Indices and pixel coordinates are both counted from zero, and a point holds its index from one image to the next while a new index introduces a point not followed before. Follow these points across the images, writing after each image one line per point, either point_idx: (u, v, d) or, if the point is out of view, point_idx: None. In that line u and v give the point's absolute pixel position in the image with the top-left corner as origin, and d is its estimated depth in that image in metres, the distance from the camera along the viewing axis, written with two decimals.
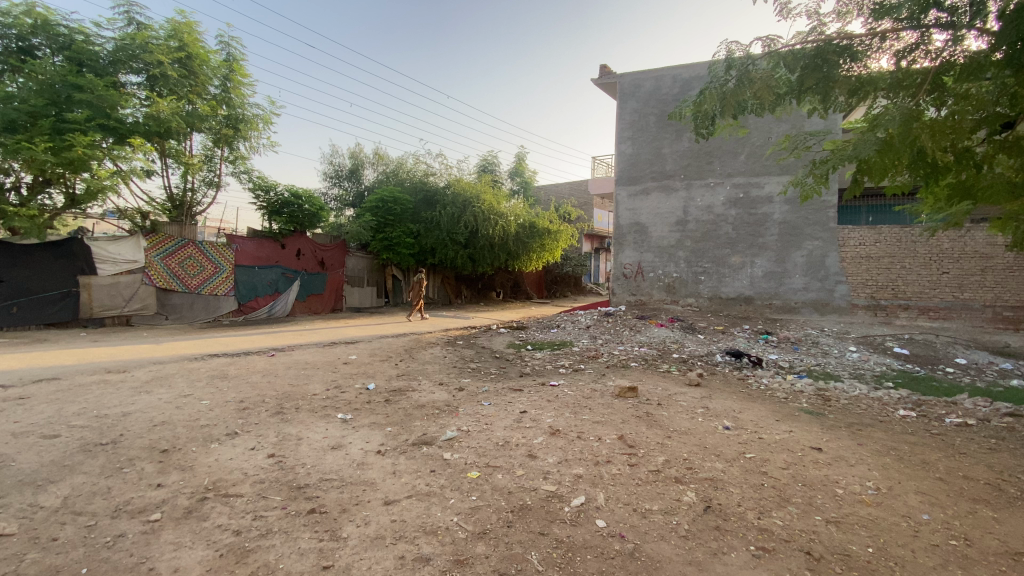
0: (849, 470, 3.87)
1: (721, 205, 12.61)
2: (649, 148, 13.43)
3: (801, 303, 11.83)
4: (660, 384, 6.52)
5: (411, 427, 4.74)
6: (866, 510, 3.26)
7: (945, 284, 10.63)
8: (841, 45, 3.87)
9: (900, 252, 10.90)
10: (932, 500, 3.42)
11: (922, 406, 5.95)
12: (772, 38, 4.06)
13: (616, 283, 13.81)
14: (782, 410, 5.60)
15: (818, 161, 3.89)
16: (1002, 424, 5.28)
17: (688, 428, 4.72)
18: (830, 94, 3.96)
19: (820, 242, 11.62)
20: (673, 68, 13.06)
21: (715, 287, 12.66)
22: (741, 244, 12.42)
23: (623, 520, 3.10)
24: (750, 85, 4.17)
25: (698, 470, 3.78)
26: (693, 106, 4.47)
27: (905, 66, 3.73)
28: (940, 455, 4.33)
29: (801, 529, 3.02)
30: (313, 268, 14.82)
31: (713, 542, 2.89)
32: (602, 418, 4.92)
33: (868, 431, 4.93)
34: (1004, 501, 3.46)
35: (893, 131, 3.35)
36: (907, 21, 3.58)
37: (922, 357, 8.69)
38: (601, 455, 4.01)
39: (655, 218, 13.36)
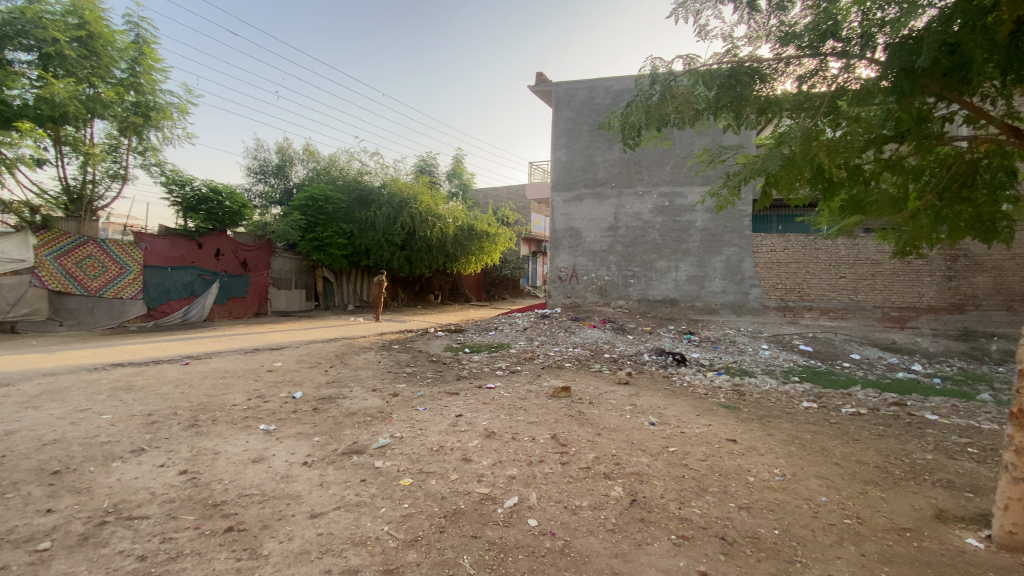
0: (760, 458, 4.20)
1: (648, 212, 13.24)
2: (583, 156, 13.84)
3: (720, 304, 12.65)
4: (592, 383, 6.73)
5: (341, 436, 4.57)
6: (773, 495, 3.55)
7: (843, 287, 11.78)
8: (751, 67, 4.18)
9: (805, 258, 11.99)
10: (830, 483, 3.78)
11: (822, 398, 6.58)
12: (691, 57, 4.34)
13: (552, 286, 14.08)
14: (704, 405, 5.96)
15: (733, 172, 4.19)
16: (889, 412, 5.95)
17: (617, 425, 4.90)
18: (742, 111, 4.24)
19: (736, 248, 12.51)
20: (605, 80, 13.55)
21: (644, 290, 13.26)
22: (667, 250, 13.10)
23: (554, 518, 3.17)
24: (672, 100, 4.45)
25: (625, 465, 3.94)
26: (621, 117, 4.67)
27: (807, 89, 4.07)
28: (837, 442, 4.80)
29: (717, 516, 3.23)
30: (235, 269, 13.87)
31: (638, 533, 3.02)
32: (536, 419, 5.01)
33: (776, 423, 5.37)
34: (889, 481, 3.90)
35: (795, 148, 3.67)
36: (808, 49, 3.92)
37: (823, 353, 9.59)
38: (534, 455, 4.07)
39: (589, 224, 13.78)
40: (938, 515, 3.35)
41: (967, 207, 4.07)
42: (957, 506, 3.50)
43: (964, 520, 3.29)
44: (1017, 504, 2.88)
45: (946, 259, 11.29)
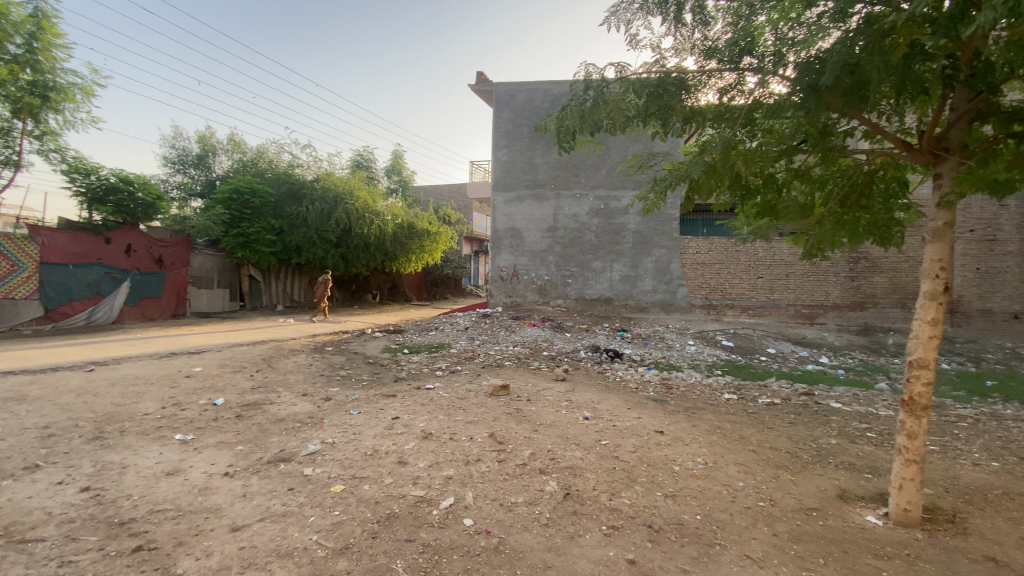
0: (685, 448, 4.44)
1: (585, 214, 13.61)
2: (523, 157, 13.98)
3: (651, 303, 13.23)
4: (530, 381, 6.82)
5: (268, 444, 4.34)
6: (695, 482, 3.77)
7: (761, 287, 12.69)
8: (677, 78, 4.41)
9: (727, 259, 12.84)
10: (746, 469, 4.07)
11: (741, 390, 7.07)
12: (623, 65, 4.51)
13: (492, 285, 14.12)
14: (635, 399, 6.21)
15: (660, 177, 4.38)
16: (798, 401, 6.49)
17: (553, 421, 5.00)
18: (669, 120, 4.49)
19: (666, 250, 13.13)
20: (544, 83, 13.76)
21: (581, 289, 13.62)
22: (602, 250, 13.53)
23: (489, 516, 3.19)
24: (604, 105, 4.60)
25: (560, 460, 4.03)
26: (556, 120, 4.79)
27: (727, 101, 4.33)
28: (753, 430, 5.17)
29: (644, 505, 3.38)
30: (148, 267, 12.76)
31: (571, 526, 3.11)
32: (474, 418, 5.01)
33: (700, 414, 5.71)
34: (798, 465, 4.25)
35: (716, 156, 3.91)
36: (728, 63, 4.17)
37: (743, 348, 10.30)
38: (471, 454, 4.07)
39: (528, 224, 13.95)
40: (840, 495, 3.69)
41: (866, 214, 4.45)
42: (856, 485, 3.87)
43: (862, 499, 3.64)
44: (909, 484, 3.21)
45: (849, 261, 12.44)
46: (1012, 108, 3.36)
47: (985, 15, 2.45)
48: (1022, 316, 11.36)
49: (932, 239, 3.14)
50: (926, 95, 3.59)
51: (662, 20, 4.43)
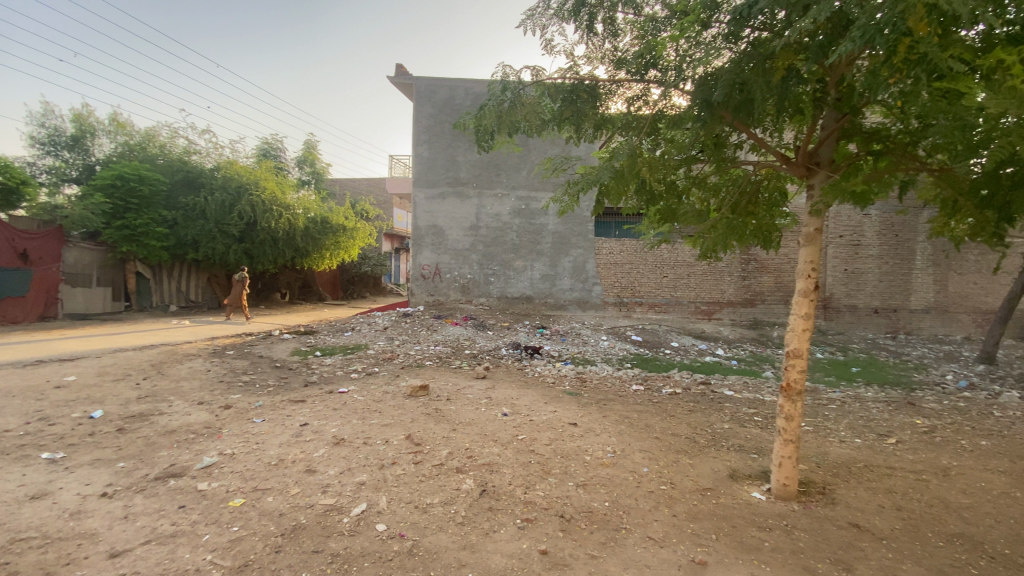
0: (596, 439, 4.65)
1: (506, 214, 13.76)
2: (444, 154, 13.81)
3: (568, 301, 13.70)
4: (449, 380, 6.76)
5: (155, 459, 3.94)
6: (605, 470, 3.97)
7: (667, 285, 13.61)
8: (590, 86, 4.62)
9: (637, 260, 13.62)
10: (650, 456, 4.35)
11: (648, 381, 7.56)
12: (538, 69, 4.62)
13: (414, 284, 13.87)
14: (552, 394, 6.39)
15: (572, 181, 4.55)
16: (697, 390, 7.05)
17: (472, 419, 5.00)
18: (581, 126, 4.68)
19: (582, 250, 13.67)
20: (466, 81, 13.70)
21: (502, 288, 13.78)
22: (523, 250, 13.76)
23: (403, 519, 3.14)
24: (521, 108, 4.72)
25: (477, 457, 4.05)
26: (475, 120, 4.86)
27: (634, 110, 4.56)
28: (658, 419, 5.54)
29: (557, 496, 3.50)
30: (10, 261, 11.08)
31: (485, 522, 3.14)
32: (391, 420, 4.89)
33: (610, 405, 6.03)
34: (696, 449, 4.62)
35: (623, 163, 4.12)
36: (635, 74, 4.41)
37: (650, 342, 11.01)
38: (386, 457, 3.97)
39: (450, 222, 13.84)
40: (731, 474, 4.06)
41: (752, 220, 4.90)
42: (744, 465, 4.28)
43: (750, 477, 4.03)
44: (788, 462, 3.60)
45: (742, 262, 13.64)
46: (871, 129, 3.80)
47: (846, 45, 2.75)
48: (880, 310, 13.11)
49: (806, 244, 3.53)
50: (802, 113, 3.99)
51: (575, 28, 4.59)
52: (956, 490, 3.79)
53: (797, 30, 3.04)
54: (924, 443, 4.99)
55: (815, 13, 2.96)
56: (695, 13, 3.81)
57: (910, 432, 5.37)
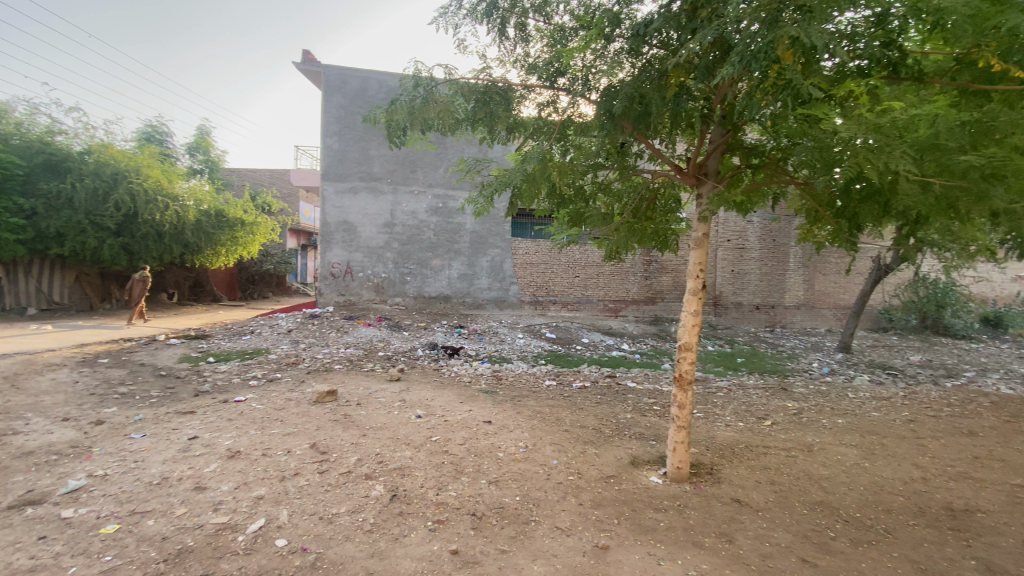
0: (509, 435, 4.74)
1: (423, 212, 13.54)
2: (356, 147, 13.25)
3: (485, 300, 13.81)
4: (360, 384, 6.53)
5: (7, 486, 3.40)
6: (517, 465, 4.07)
7: (579, 284, 14.19)
8: (502, 88, 4.69)
9: (551, 260, 14.07)
10: (560, 448, 4.52)
11: (560, 376, 7.85)
12: (451, 67, 4.62)
13: (323, 283, 13.21)
14: (466, 393, 6.40)
15: (486, 182, 4.61)
16: (604, 383, 7.45)
17: (383, 423, 4.87)
18: (494, 127, 4.74)
19: (499, 250, 13.83)
20: (379, 73, 13.23)
21: (419, 287, 13.55)
22: (440, 249, 13.64)
23: (306, 532, 2.99)
24: (434, 105, 4.68)
25: (389, 462, 3.96)
26: (386, 114, 4.76)
27: (545, 115, 4.69)
28: (568, 412, 5.78)
29: (470, 495, 3.53)
30: None
31: (395, 528, 3.09)
32: (294, 429, 4.62)
33: (524, 401, 6.18)
34: (601, 439, 4.87)
35: (535, 166, 4.23)
36: (546, 80, 4.54)
37: (563, 339, 11.43)
38: (288, 468, 3.75)
39: (363, 218, 13.34)
40: (632, 461, 4.34)
41: (651, 224, 5.27)
42: (644, 452, 4.59)
43: (648, 463, 4.34)
44: (681, 446, 3.92)
45: (645, 263, 14.55)
46: (750, 145, 4.21)
47: (728, 67, 3.05)
48: (761, 307, 14.68)
49: (696, 247, 3.86)
50: (693, 127, 4.34)
51: (488, 30, 4.64)
52: (818, 463, 4.36)
53: (686, 50, 3.32)
54: (793, 423, 5.67)
55: (701, 36, 3.25)
56: (599, 27, 4.01)
57: (783, 414, 6.08)
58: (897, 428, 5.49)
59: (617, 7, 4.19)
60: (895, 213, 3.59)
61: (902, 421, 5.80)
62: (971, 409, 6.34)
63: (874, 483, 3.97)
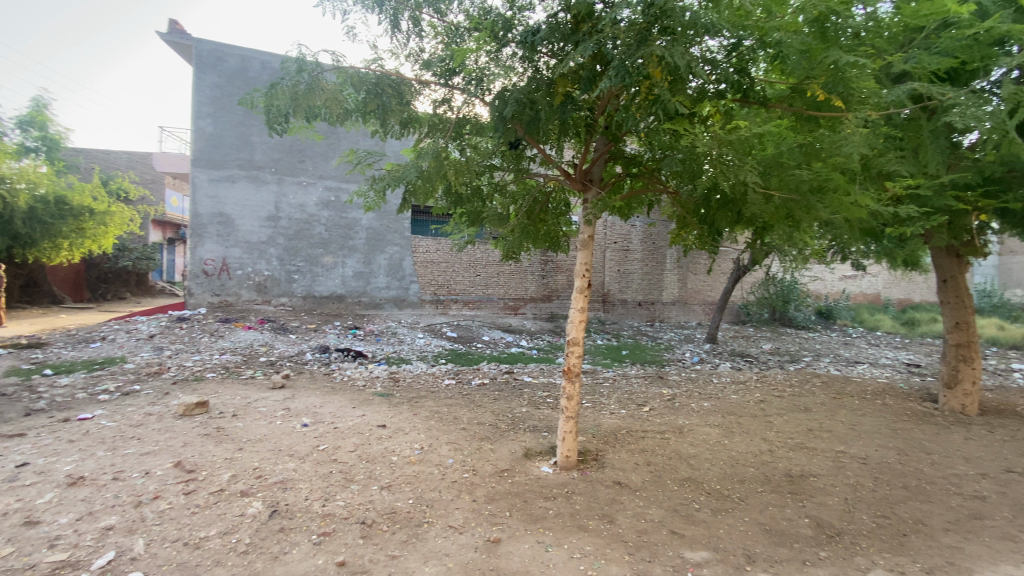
0: (404, 438, 4.64)
1: (313, 205, 12.73)
2: (234, 133, 12.05)
3: (383, 300, 13.39)
4: (237, 393, 5.97)
5: None
6: (411, 468, 3.99)
7: (479, 283, 14.31)
8: (395, 81, 4.54)
9: (451, 259, 14.02)
10: (456, 447, 4.52)
11: (459, 374, 7.88)
12: (339, 55, 4.41)
13: (193, 282, 11.87)
14: (360, 397, 6.13)
15: (377, 177, 4.45)
16: (502, 379, 7.62)
17: (264, 435, 4.50)
18: (386, 120, 4.57)
19: (398, 247, 13.47)
20: (262, 53, 12.16)
21: (309, 286, 12.73)
22: (333, 245, 12.93)
23: (168, 561, 2.70)
24: (320, 93, 4.42)
25: (268, 476, 3.67)
26: (265, 98, 4.42)
27: (439, 113, 4.60)
28: (465, 410, 5.81)
29: (359, 503, 3.39)
30: None
31: (274, 546, 2.88)
32: (156, 446, 4.10)
33: (421, 402, 6.09)
34: (497, 434, 4.96)
35: (428, 163, 4.17)
36: (440, 77, 4.46)
37: (464, 337, 11.46)
38: (147, 492, 3.33)
39: (242, 210, 12.19)
40: (525, 454, 4.48)
41: (545, 226, 5.42)
42: (536, 443, 4.75)
43: (540, 454, 4.51)
44: (570, 436, 4.12)
45: (542, 262, 15.02)
46: (630, 154, 4.51)
47: (606, 79, 3.28)
48: (643, 303, 15.97)
49: (581, 248, 4.08)
50: (579, 135, 4.56)
51: (379, 20, 4.49)
52: (687, 444, 4.84)
53: (570, 61, 3.48)
54: (669, 408, 6.24)
55: (582, 49, 3.44)
56: (491, 29, 4.06)
57: (660, 400, 6.66)
58: (751, 408, 6.29)
59: (509, 12, 4.27)
60: (746, 220, 4.08)
61: (755, 401, 6.66)
62: (807, 388, 7.48)
63: (732, 458, 4.51)
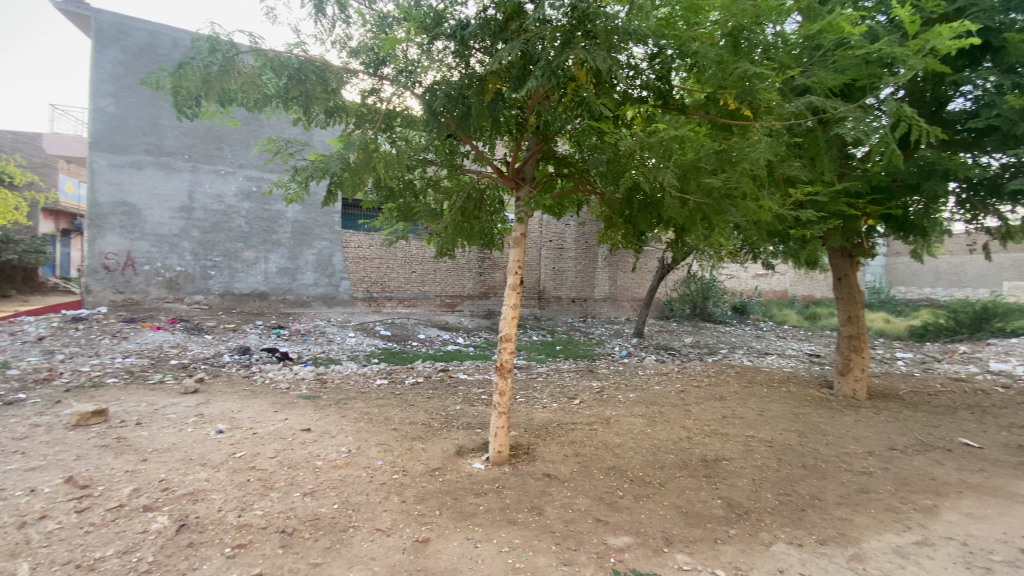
0: (330, 441, 4.47)
1: (232, 196, 11.92)
2: (142, 115, 11.02)
3: (311, 297, 12.82)
4: (142, 400, 5.47)
5: None
6: (336, 472, 3.85)
7: (414, 280, 14.07)
8: (320, 68, 4.31)
9: (385, 255, 13.68)
10: (386, 448, 4.41)
11: (392, 373, 7.71)
12: (257, 37, 4.16)
13: (92, 278, 10.73)
14: (284, 400, 5.84)
15: (299, 167, 4.23)
16: (437, 378, 7.54)
17: (172, 444, 4.16)
18: (310, 108, 4.36)
19: (327, 242, 12.94)
20: (173, 30, 11.21)
21: (227, 283, 11.92)
22: (255, 239, 12.19)
23: None
24: (236, 76, 4.15)
25: (177, 488, 3.40)
26: (172, 78, 4.09)
27: (368, 103, 4.39)
28: (397, 410, 5.69)
29: (279, 511, 3.23)
30: None
31: (182, 563, 2.69)
32: (42, 461, 3.68)
33: (350, 403, 5.89)
34: (429, 433, 4.90)
35: (355, 154, 4.01)
36: (368, 66, 4.29)
37: (398, 336, 11.21)
38: (31, 512, 2.98)
39: (150, 200, 11.18)
40: (457, 451, 4.46)
41: (478, 223, 5.39)
42: (469, 440, 4.75)
43: (472, 451, 4.50)
44: (502, 431, 4.16)
45: (479, 259, 14.99)
46: (561, 155, 4.59)
47: (533, 79, 3.32)
48: (577, 300, 16.42)
49: (514, 245, 4.12)
50: (510, 133, 4.58)
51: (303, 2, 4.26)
52: (613, 434, 5.03)
53: (499, 59, 3.49)
54: (598, 400, 6.46)
55: (510, 47, 3.46)
56: (419, 20, 3.96)
57: (590, 393, 6.88)
58: (673, 397, 6.64)
59: (440, 5, 4.18)
60: (667, 221, 4.29)
61: (676, 391, 7.04)
62: (723, 378, 8.03)
63: (654, 446, 4.74)
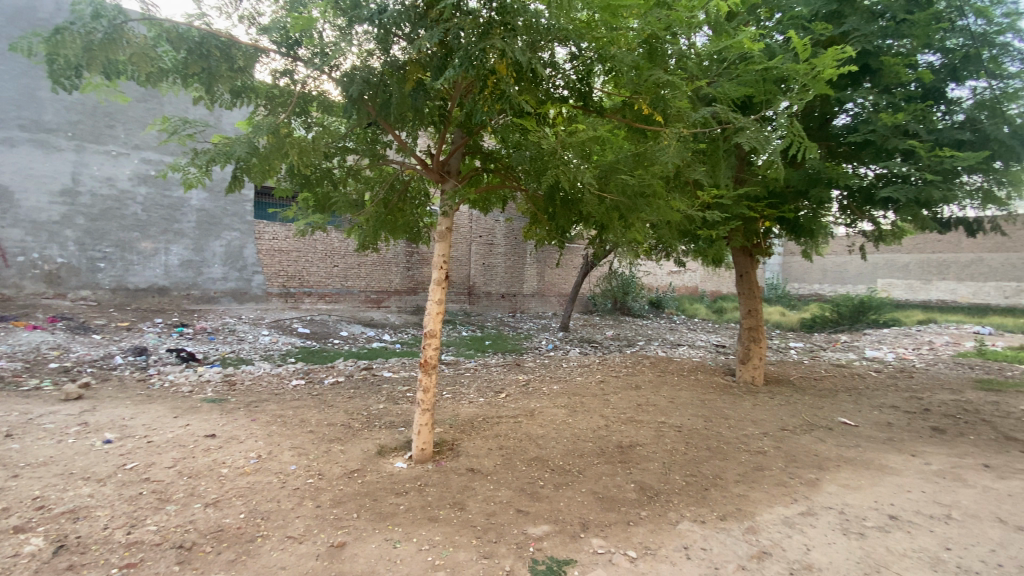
0: (238, 446, 4.19)
1: (125, 179, 10.77)
2: (14, 84, 9.65)
3: (220, 293, 11.92)
4: (12, 409, 4.81)
5: None
6: (245, 479, 3.62)
7: (336, 274, 13.53)
8: (224, 43, 3.97)
9: (304, 248, 13.00)
10: (301, 451, 4.20)
11: (309, 373, 7.36)
12: (150, 4, 3.77)
13: None
14: (185, 404, 5.39)
15: (200, 149, 3.87)
16: (358, 376, 7.29)
17: (48, 458, 3.69)
18: (212, 87, 4.02)
19: (237, 234, 12.09)
20: None
21: (121, 277, 10.76)
22: (153, 229, 11.11)
23: None
24: (124, 45, 3.71)
25: (54, 506, 3.04)
26: (45, 44, 3.63)
27: (280, 85, 4.11)
28: (313, 411, 5.44)
29: (177, 525, 2.98)
30: None
31: None
32: None
33: (262, 405, 5.55)
34: (348, 434, 4.73)
35: (264, 139, 3.76)
36: (280, 45, 4.02)
37: (318, 333, 10.70)
38: None
39: (25, 181, 9.82)
40: (378, 451, 4.34)
41: (402, 216, 5.25)
42: (391, 440, 4.64)
43: (395, 450, 4.41)
44: (425, 429, 4.11)
45: (407, 253, 14.68)
46: (487, 150, 4.59)
47: (451, 69, 3.29)
48: (504, 295, 16.58)
49: (439, 239, 4.07)
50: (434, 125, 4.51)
51: None
52: (536, 425, 5.14)
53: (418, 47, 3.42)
54: (523, 393, 6.56)
55: (430, 36, 3.41)
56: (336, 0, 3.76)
57: (515, 387, 6.98)
58: (593, 388, 6.90)
59: None
60: (587, 218, 4.42)
61: (596, 382, 7.33)
62: (639, 369, 8.46)
63: (575, 435, 4.91)
